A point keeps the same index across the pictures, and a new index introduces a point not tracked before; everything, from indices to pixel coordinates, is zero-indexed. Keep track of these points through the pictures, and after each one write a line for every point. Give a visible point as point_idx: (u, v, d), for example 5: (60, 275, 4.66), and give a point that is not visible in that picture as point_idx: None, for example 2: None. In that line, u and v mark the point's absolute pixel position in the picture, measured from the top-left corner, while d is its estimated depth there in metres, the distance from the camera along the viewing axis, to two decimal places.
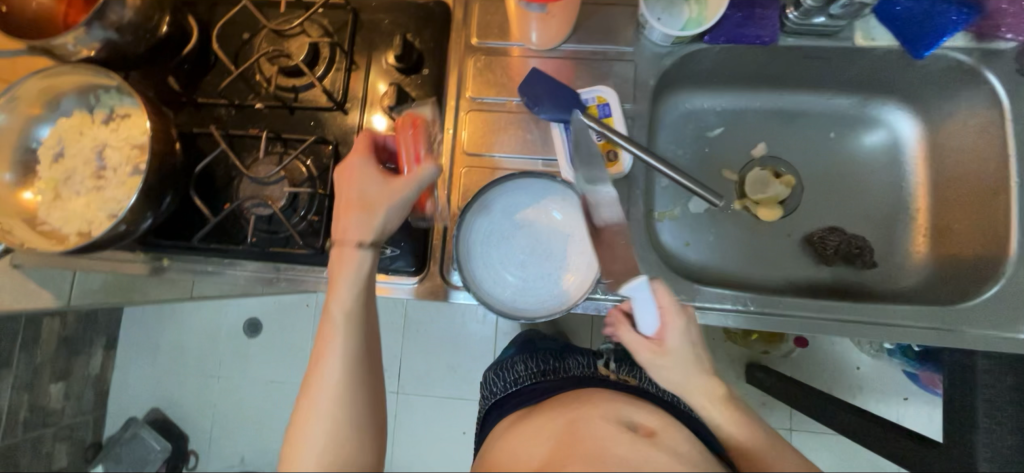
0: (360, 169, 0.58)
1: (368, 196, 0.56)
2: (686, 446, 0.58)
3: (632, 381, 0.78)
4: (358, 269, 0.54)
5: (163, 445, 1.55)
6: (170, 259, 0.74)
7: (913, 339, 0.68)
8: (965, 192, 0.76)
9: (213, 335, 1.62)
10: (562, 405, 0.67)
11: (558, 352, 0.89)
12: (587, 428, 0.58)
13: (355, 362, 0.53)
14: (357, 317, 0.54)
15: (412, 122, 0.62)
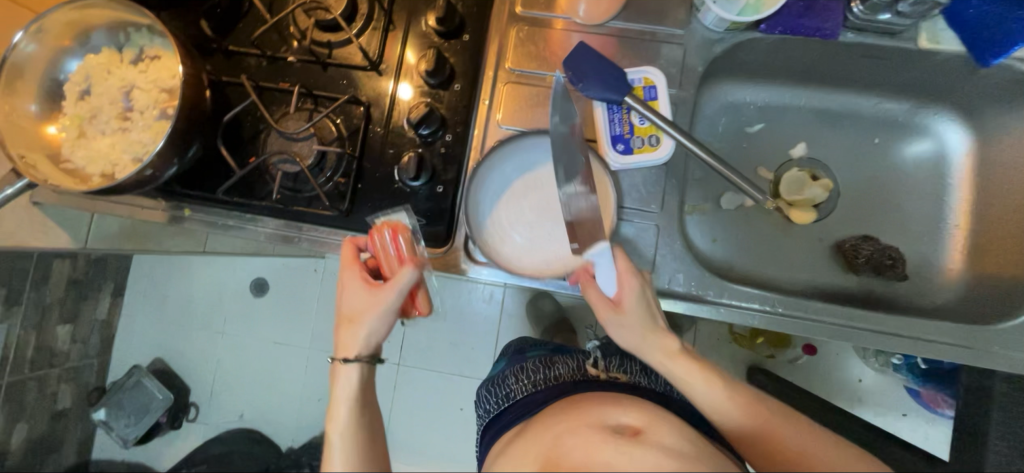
0: (345, 278, 0.60)
1: (354, 311, 0.58)
2: (676, 439, 0.53)
3: (626, 379, 0.73)
4: (347, 383, 0.57)
5: (164, 395, 1.56)
6: (191, 210, 0.72)
7: (942, 355, 0.66)
8: (1010, 211, 0.73)
9: (221, 291, 1.63)
10: (546, 420, 0.62)
11: (544, 356, 0.83)
12: (567, 441, 0.53)
13: (356, 443, 0.56)
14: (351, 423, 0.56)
15: (390, 229, 0.61)
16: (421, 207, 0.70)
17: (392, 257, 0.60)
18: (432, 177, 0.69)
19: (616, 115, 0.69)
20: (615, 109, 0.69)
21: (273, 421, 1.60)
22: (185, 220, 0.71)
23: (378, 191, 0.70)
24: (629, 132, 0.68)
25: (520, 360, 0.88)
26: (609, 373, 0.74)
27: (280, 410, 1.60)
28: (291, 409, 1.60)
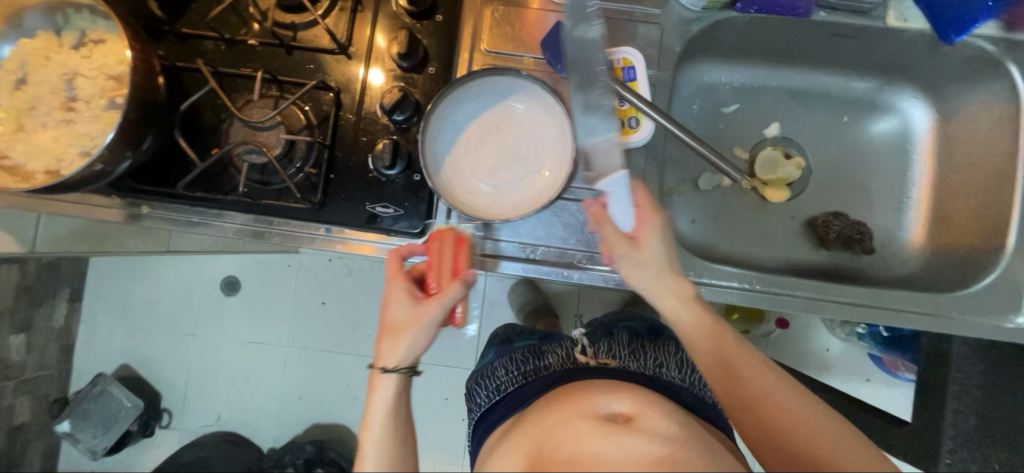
0: (391, 285, 0.59)
1: (399, 323, 0.57)
2: (667, 425, 0.57)
3: (613, 364, 0.74)
4: (387, 390, 0.57)
5: (133, 403, 1.46)
6: (150, 207, 0.68)
7: (909, 324, 0.69)
8: (970, 184, 0.77)
9: (189, 292, 1.56)
10: (540, 410, 0.64)
11: (533, 345, 0.85)
12: (562, 433, 0.56)
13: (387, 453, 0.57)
14: (393, 423, 0.57)
15: (453, 238, 0.60)
16: (398, 196, 0.68)
17: (445, 271, 0.59)
18: (409, 165, 0.67)
19: None
20: None
21: (252, 422, 1.55)
22: (146, 217, 0.67)
23: (353, 181, 0.67)
24: None
25: (508, 350, 0.89)
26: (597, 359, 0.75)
27: (259, 410, 1.55)
28: (270, 409, 1.55)
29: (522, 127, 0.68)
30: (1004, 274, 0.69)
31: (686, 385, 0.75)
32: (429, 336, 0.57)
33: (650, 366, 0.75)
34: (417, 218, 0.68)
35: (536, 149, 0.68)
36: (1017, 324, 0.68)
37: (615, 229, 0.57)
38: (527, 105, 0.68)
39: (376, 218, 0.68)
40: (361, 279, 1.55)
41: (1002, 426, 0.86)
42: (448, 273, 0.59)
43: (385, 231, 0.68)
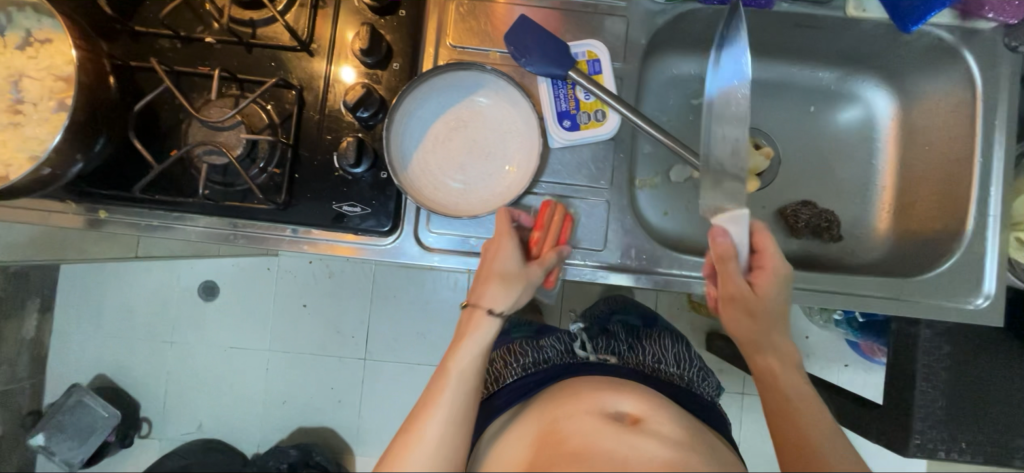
0: (500, 238, 0.62)
1: (508, 275, 0.60)
2: (671, 428, 0.61)
3: (612, 361, 0.78)
4: (483, 334, 0.59)
5: (111, 412, 1.43)
6: (107, 211, 0.66)
7: (873, 308, 0.71)
8: (931, 170, 0.78)
9: (166, 298, 1.53)
10: (544, 403, 0.68)
11: (531, 339, 0.87)
12: (570, 426, 0.59)
13: (442, 435, 0.55)
14: (470, 376, 0.57)
15: (564, 217, 0.66)
16: (366, 195, 0.67)
17: (550, 237, 0.65)
18: (376, 163, 0.66)
19: (562, 91, 0.68)
20: (560, 85, 0.68)
21: (236, 428, 1.53)
22: (104, 222, 0.65)
23: (318, 180, 0.66)
24: (575, 108, 0.68)
25: (506, 341, 0.92)
26: (597, 355, 0.79)
27: (243, 416, 1.53)
28: (254, 415, 1.53)
29: (490, 123, 0.68)
30: (963, 257, 0.71)
31: (685, 383, 0.78)
32: (529, 290, 0.61)
33: (649, 362, 0.80)
34: (385, 215, 0.67)
35: (504, 143, 0.68)
36: (976, 305, 0.70)
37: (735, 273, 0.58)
38: (494, 100, 0.68)
39: (343, 217, 0.66)
40: (342, 280, 1.53)
41: (968, 404, 0.88)
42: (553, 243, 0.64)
43: (353, 230, 0.67)
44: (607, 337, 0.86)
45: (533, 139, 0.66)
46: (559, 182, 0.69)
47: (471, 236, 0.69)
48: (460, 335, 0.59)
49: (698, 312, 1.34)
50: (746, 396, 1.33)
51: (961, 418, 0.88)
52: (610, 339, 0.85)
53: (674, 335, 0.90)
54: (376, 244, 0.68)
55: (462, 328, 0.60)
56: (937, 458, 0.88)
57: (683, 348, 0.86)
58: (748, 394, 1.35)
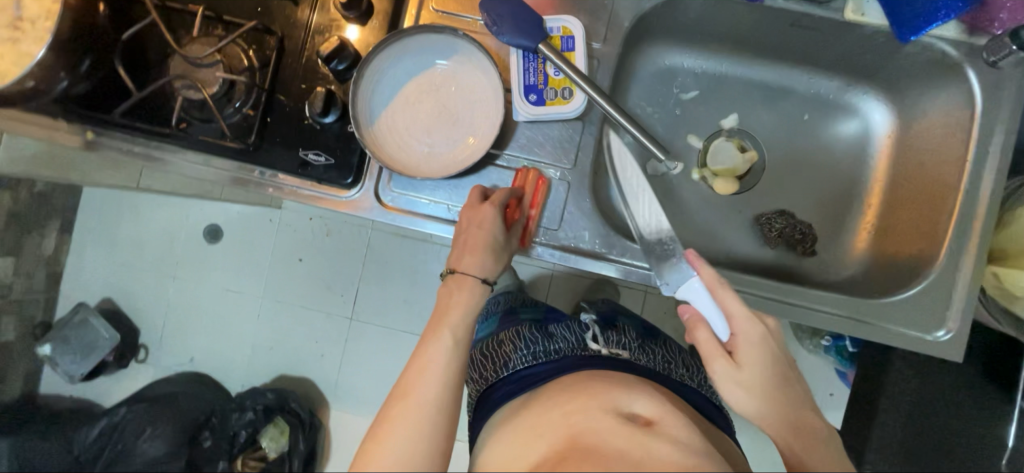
0: (483, 210, 0.63)
1: (494, 244, 0.63)
2: (684, 433, 0.59)
3: (625, 357, 0.77)
4: (473, 300, 0.62)
5: (111, 334, 1.52)
6: (95, 133, 0.70)
7: (826, 325, 0.69)
8: (919, 193, 0.75)
9: (173, 235, 1.60)
10: (553, 395, 0.66)
11: (541, 326, 0.86)
12: (583, 420, 0.58)
13: (429, 407, 0.55)
14: (464, 342, 0.60)
15: (536, 180, 0.68)
16: (330, 145, 0.68)
17: (525, 200, 0.68)
18: (345, 115, 0.68)
19: (531, 65, 0.67)
20: (533, 58, 0.68)
21: (223, 367, 1.59)
22: (91, 144, 0.70)
23: (288, 126, 0.68)
24: (543, 83, 0.67)
25: (514, 321, 0.91)
26: (608, 349, 0.78)
27: (231, 356, 1.60)
28: (242, 357, 1.60)
29: (460, 90, 0.68)
30: (931, 283, 0.68)
31: (693, 383, 0.80)
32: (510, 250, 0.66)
33: (659, 361, 0.80)
34: (345, 167, 0.69)
35: (469, 110, 0.68)
36: (936, 337, 0.67)
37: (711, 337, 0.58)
38: (465, 67, 0.68)
39: (308, 165, 0.69)
40: (338, 240, 1.58)
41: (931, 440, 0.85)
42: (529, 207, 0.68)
43: (317, 179, 0.70)
44: (617, 332, 0.84)
45: (498, 110, 0.66)
46: (522, 156, 0.69)
47: (422, 198, 0.71)
48: (444, 308, 0.61)
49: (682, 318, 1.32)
50: None
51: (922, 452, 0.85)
52: (621, 335, 0.83)
53: (678, 344, 0.91)
54: (335, 195, 0.70)
55: (448, 302, 0.62)
56: None
57: (688, 356, 0.88)
58: None
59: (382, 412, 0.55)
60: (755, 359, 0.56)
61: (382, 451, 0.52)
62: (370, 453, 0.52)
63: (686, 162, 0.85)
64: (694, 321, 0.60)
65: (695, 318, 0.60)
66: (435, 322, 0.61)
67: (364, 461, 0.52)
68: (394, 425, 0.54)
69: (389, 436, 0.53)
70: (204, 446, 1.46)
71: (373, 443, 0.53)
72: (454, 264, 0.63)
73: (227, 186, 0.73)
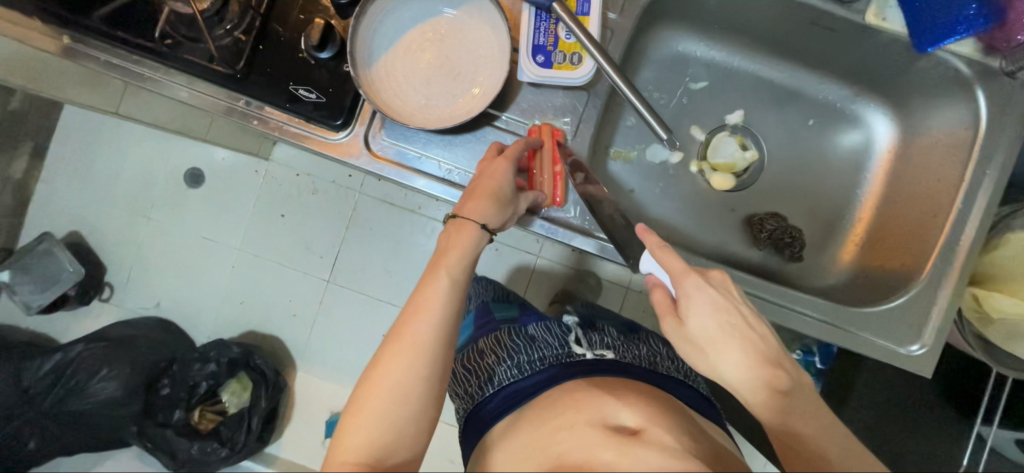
0: (498, 159, 0.60)
1: (502, 194, 0.59)
2: (676, 438, 0.56)
3: (611, 356, 0.73)
4: (472, 245, 0.58)
5: (74, 268, 1.45)
6: (72, 40, 0.65)
7: (808, 329, 0.69)
8: (913, 210, 0.74)
9: (151, 174, 1.53)
10: (540, 410, 0.63)
11: (520, 331, 0.83)
12: (567, 440, 0.56)
13: (422, 353, 0.54)
14: (460, 287, 0.58)
15: (551, 133, 0.66)
16: (323, 83, 0.65)
17: (545, 157, 0.65)
18: (342, 54, 0.64)
19: (543, 24, 0.65)
20: (544, 18, 0.65)
21: (189, 315, 1.54)
22: (65, 50, 0.65)
23: (280, 57, 0.65)
24: (552, 45, 0.65)
25: (491, 328, 0.88)
26: (595, 351, 0.74)
27: (198, 305, 1.55)
28: (211, 307, 1.55)
29: (465, 41, 0.65)
30: (914, 298, 0.68)
31: (680, 374, 0.78)
32: (522, 207, 0.62)
33: (644, 356, 0.78)
34: (337, 108, 0.65)
35: (473, 65, 0.65)
36: (910, 351, 0.67)
37: (662, 296, 0.58)
38: (472, 17, 0.65)
39: (296, 101, 0.65)
40: (324, 200, 1.54)
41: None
42: (548, 164, 0.65)
43: (305, 117, 0.66)
44: (597, 331, 0.82)
45: (503, 67, 0.63)
46: (521, 121, 0.67)
47: (409, 150, 0.68)
48: (444, 249, 0.58)
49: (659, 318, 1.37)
50: None
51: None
52: (602, 334, 0.81)
53: (659, 337, 0.90)
54: (325, 137, 0.67)
55: (446, 246, 0.58)
56: None
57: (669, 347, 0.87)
58: None
59: (375, 357, 0.55)
60: (700, 316, 0.54)
61: (372, 394, 0.53)
62: (364, 399, 0.53)
63: (686, 153, 0.83)
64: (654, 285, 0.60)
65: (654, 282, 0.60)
66: (434, 261, 0.58)
67: (358, 403, 0.53)
68: (386, 372, 0.53)
69: (382, 382, 0.53)
70: (161, 394, 1.40)
71: (367, 387, 0.53)
72: (457, 212, 0.59)
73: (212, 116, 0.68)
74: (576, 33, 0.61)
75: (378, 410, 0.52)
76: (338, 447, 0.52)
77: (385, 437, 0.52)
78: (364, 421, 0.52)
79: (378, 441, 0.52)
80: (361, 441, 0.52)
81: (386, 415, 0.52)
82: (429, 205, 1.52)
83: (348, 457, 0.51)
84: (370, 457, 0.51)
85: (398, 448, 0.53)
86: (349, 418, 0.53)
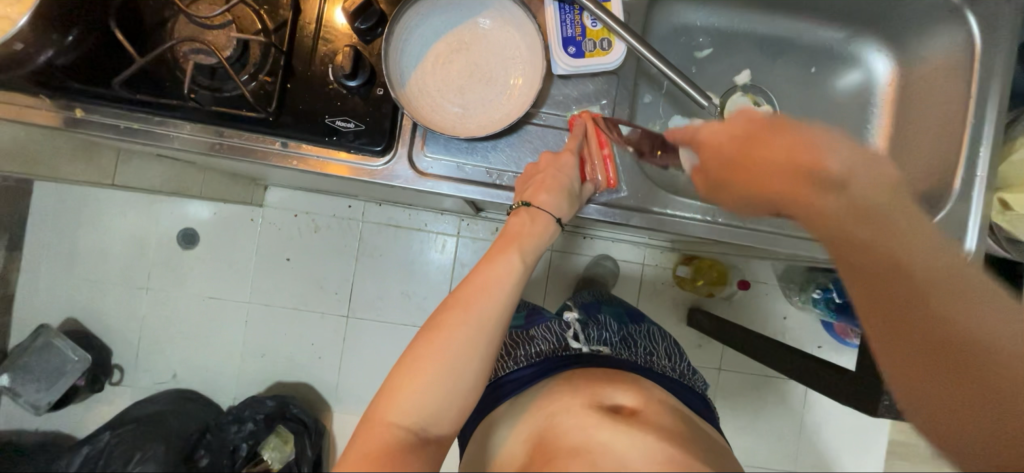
0: (563, 154, 0.64)
1: (568, 188, 0.63)
2: (667, 420, 0.60)
3: (607, 352, 0.74)
4: (545, 237, 0.61)
5: (80, 355, 1.28)
6: (84, 111, 0.62)
7: None
8: (928, 132, 0.79)
9: (141, 241, 1.42)
10: (541, 395, 0.66)
11: (521, 333, 0.81)
12: (566, 421, 0.58)
13: (490, 330, 0.53)
14: (525, 273, 0.57)
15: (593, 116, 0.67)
16: (359, 111, 0.64)
17: (593, 143, 0.67)
18: (373, 80, 0.64)
19: (569, 16, 0.66)
20: (568, 10, 0.67)
21: (210, 379, 1.45)
22: (80, 122, 0.62)
23: (310, 92, 0.64)
24: (581, 34, 0.66)
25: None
26: (590, 346, 0.75)
27: (217, 368, 1.45)
28: (231, 369, 1.45)
29: (493, 46, 0.67)
30: (950, 213, 0.72)
31: (676, 374, 0.77)
32: (584, 196, 0.66)
33: (641, 355, 0.77)
34: (378, 133, 0.64)
35: (504, 67, 0.66)
36: None
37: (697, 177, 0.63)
38: (497, 22, 0.66)
39: (336, 133, 0.64)
40: (328, 236, 1.46)
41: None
42: (597, 150, 0.67)
43: (345, 147, 0.65)
44: (599, 326, 0.82)
45: (540, 63, 0.64)
46: (558, 114, 0.68)
47: (467, 163, 0.68)
48: (515, 233, 0.59)
49: (682, 288, 1.50)
50: (723, 371, 1.50)
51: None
52: (601, 329, 0.81)
53: (660, 331, 0.89)
54: (370, 165, 0.66)
55: (519, 229, 0.60)
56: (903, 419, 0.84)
57: (671, 344, 0.86)
58: (725, 369, 1.51)
59: (436, 320, 0.53)
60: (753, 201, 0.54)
61: (429, 358, 0.51)
62: (418, 360, 0.51)
63: (706, 117, 0.82)
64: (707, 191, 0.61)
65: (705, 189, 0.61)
66: (503, 241, 0.59)
67: (413, 365, 0.51)
68: (448, 338, 0.52)
69: (444, 345, 0.51)
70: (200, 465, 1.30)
71: (425, 348, 0.52)
72: (528, 200, 0.62)
73: (212, 157, 0.65)
74: (603, 17, 0.63)
75: (434, 374, 0.51)
76: (384, 402, 0.50)
77: (436, 404, 0.50)
78: (419, 382, 0.50)
79: (427, 407, 0.50)
80: (412, 403, 0.50)
81: (442, 381, 0.51)
82: (436, 220, 1.47)
83: (394, 416, 0.49)
84: (416, 420, 0.50)
85: (442, 418, 0.51)
86: (401, 377, 0.51)
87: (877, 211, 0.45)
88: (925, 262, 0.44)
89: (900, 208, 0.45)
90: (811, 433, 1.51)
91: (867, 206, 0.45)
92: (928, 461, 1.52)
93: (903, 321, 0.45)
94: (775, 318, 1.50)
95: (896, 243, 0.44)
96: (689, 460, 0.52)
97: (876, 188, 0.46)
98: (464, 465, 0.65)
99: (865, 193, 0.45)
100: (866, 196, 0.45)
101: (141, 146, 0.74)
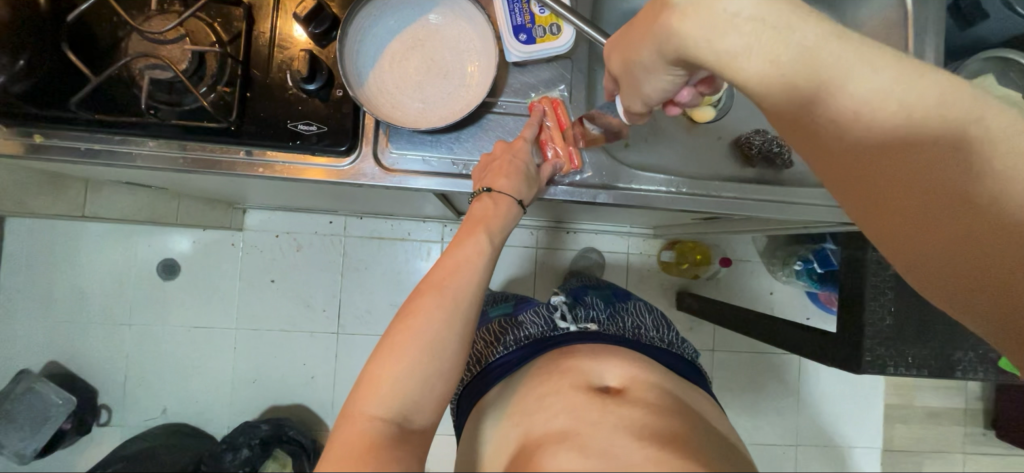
0: (518, 140, 0.66)
1: (525, 171, 0.64)
2: (654, 394, 0.60)
3: (595, 328, 0.74)
4: (509, 216, 0.62)
5: (65, 399, 1.22)
6: (44, 137, 0.63)
7: (823, 215, 0.77)
8: None
9: (120, 277, 1.37)
10: (527, 380, 0.66)
11: (511, 318, 0.80)
12: (555, 401, 0.58)
13: (466, 310, 0.53)
14: (492, 256, 0.58)
15: (552, 103, 0.70)
16: (321, 113, 0.65)
17: (553, 126, 0.69)
18: (331, 83, 0.65)
19: (517, 6, 0.69)
20: None
21: (202, 411, 1.40)
22: (41, 148, 0.62)
23: (269, 98, 0.64)
24: (530, 22, 0.69)
25: (485, 321, 0.85)
26: (579, 324, 0.74)
27: (209, 398, 1.41)
28: (222, 397, 1.41)
29: (446, 41, 0.69)
30: None
31: (664, 344, 0.77)
32: (544, 175, 0.67)
33: (629, 328, 0.77)
34: (341, 134, 0.65)
35: (459, 61, 0.68)
36: None
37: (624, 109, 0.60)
38: (449, 19, 0.69)
39: (299, 137, 0.65)
40: (312, 255, 1.45)
41: (927, 320, 0.86)
42: (557, 133, 0.68)
43: (310, 151, 0.65)
44: (585, 306, 0.82)
45: (494, 52, 0.66)
46: (518, 101, 0.71)
47: (433, 156, 0.69)
48: (482, 216, 0.60)
49: (669, 274, 1.52)
50: (716, 351, 1.51)
51: (928, 332, 0.86)
52: (589, 308, 0.80)
53: (648, 305, 0.88)
54: (337, 165, 0.67)
55: (484, 214, 0.61)
56: (887, 374, 0.84)
57: (658, 315, 0.85)
58: (718, 350, 1.52)
59: (411, 305, 0.53)
60: (634, 39, 0.51)
61: (405, 342, 0.50)
62: (395, 349, 0.50)
63: None
64: (631, 96, 0.55)
65: (627, 93, 0.55)
66: (470, 224, 0.60)
67: (391, 350, 0.50)
68: (424, 323, 0.51)
69: (421, 329, 0.51)
70: None
71: (400, 336, 0.51)
72: (487, 184, 0.63)
73: (177, 173, 0.66)
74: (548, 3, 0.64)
75: (415, 358, 0.50)
76: (362, 394, 0.49)
77: (418, 389, 0.50)
78: (398, 368, 0.50)
79: (407, 394, 0.49)
80: (391, 392, 0.49)
81: (421, 367, 0.50)
82: (420, 228, 1.47)
83: (373, 408, 0.48)
84: (396, 410, 0.49)
85: (423, 406, 0.50)
86: (379, 365, 0.50)
87: (904, 150, 0.44)
88: (958, 120, 0.42)
89: (923, 98, 0.42)
90: (808, 405, 1.52)
91: (882, 104, 0.43)
92: (924, 421, 1.54)
93: (959, 254, 0.45)
94: (762, 294, 1.52)
95: (946, 163, 0.43)
96: (674, 433, 0.52)
97: (877, 78, 0.43)
98: (460, 450, 0.66)
99: (864, 93, 0.43)
100: (862, 93, 0.43)
101: (109, 170, 0.74)
